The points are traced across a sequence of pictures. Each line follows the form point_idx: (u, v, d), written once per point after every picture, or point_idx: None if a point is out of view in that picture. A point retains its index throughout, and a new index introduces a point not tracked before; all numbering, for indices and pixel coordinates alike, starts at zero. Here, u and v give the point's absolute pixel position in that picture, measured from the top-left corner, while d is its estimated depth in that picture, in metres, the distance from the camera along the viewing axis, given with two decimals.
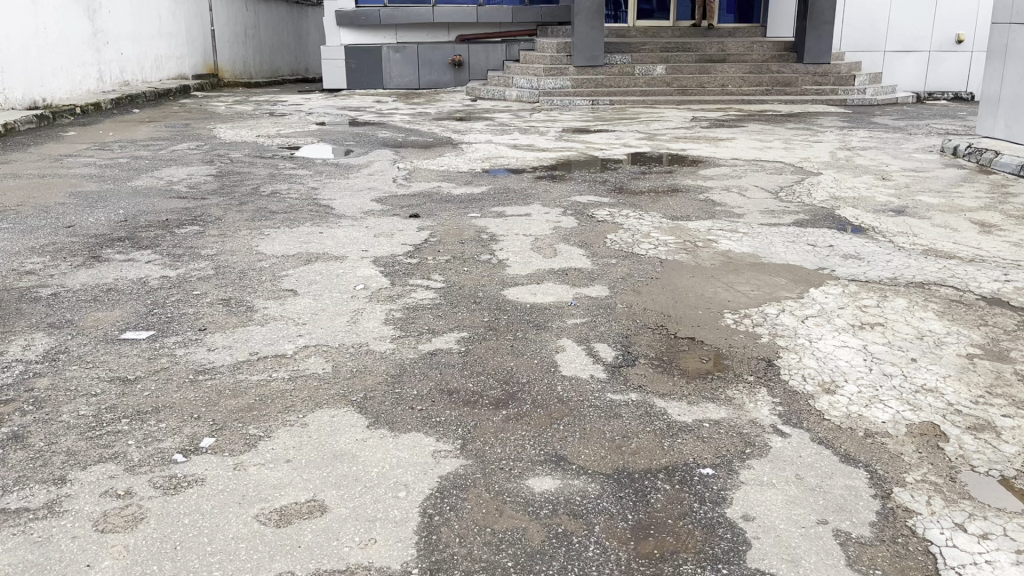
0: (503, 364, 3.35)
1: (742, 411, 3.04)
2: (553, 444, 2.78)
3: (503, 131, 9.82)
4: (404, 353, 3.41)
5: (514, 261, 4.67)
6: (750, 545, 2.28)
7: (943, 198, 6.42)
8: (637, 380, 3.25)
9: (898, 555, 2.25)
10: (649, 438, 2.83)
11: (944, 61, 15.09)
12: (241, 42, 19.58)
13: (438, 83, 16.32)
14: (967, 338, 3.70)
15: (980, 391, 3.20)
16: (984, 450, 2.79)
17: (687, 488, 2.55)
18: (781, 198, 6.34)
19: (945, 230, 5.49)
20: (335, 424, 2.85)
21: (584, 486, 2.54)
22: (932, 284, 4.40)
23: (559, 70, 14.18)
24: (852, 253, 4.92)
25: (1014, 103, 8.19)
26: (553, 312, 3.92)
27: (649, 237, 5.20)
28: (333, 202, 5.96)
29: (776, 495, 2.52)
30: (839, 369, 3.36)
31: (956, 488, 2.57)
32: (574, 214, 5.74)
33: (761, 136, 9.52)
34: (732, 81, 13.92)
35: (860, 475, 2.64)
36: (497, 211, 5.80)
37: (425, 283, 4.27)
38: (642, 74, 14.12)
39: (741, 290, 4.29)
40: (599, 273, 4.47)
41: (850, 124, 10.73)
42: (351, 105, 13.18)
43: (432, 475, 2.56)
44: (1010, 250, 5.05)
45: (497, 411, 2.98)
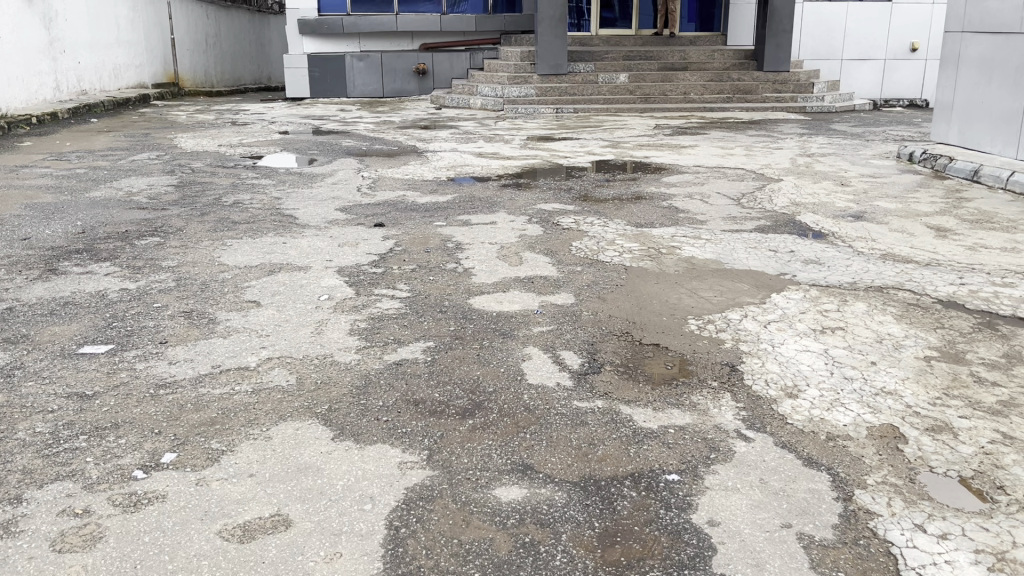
0: (469, 373, 3.35)
1: (707, 416, 3.07)
2: (520, 453, 2.78)
3: (468, 140, 9.82)
4: (369, 364, 3.39)
5: (480, 269, 4.67)
6: (716, 550, 2.30)
7: (900, 204, 6.54)
8: (604, 388, 3.27)
9: (860, 557, 2.29)
10: (615, 444, 2.84)
11: (899, 68, 15.41)
12: (201, 50, 19.37)
13: (402, 91, 16.30)
14: (925, 341, 3.77)
15: (938, 393, 3.26)
16: (942, 451, 2.84)
17: (654, 494, 2.56)
18: (743, 204, 6.43)
19: (902, 235, 5.59)
20: (299, 437, 2.82)
21: (551, 495, 2.54)
22: (890, 288, 4.48)
23: (523, 79, 14.23)
24: (813, 259, 5.00)
25: (968, 110, 8.38)
26: (519, 320, 3.92)
27: (613, 244, 5.24)
28: (296, 212, 5.92)
29: (741, 499, 2.55)
30: (801, 373, 3.41)
31: (915, 489, 2.61)
32: (540, 222, 5.76)
33: (723, 143, 9.64)
34: (694, 88, 14.08)
35: (823, 477, 2.68)
36: (463, 219, 5.80)
37: (390, 293, 4.25)
38: (605, 82, 14.22)
39: (704, 296, 4.33)
40: (565, 281, 4.49)
41: (810, 131, 10.90)
42: (315, 114, 13.10)
43: (398, 487, 2.55)
44: (966, 253, 5.16)
45: (463, 421, 2.97)
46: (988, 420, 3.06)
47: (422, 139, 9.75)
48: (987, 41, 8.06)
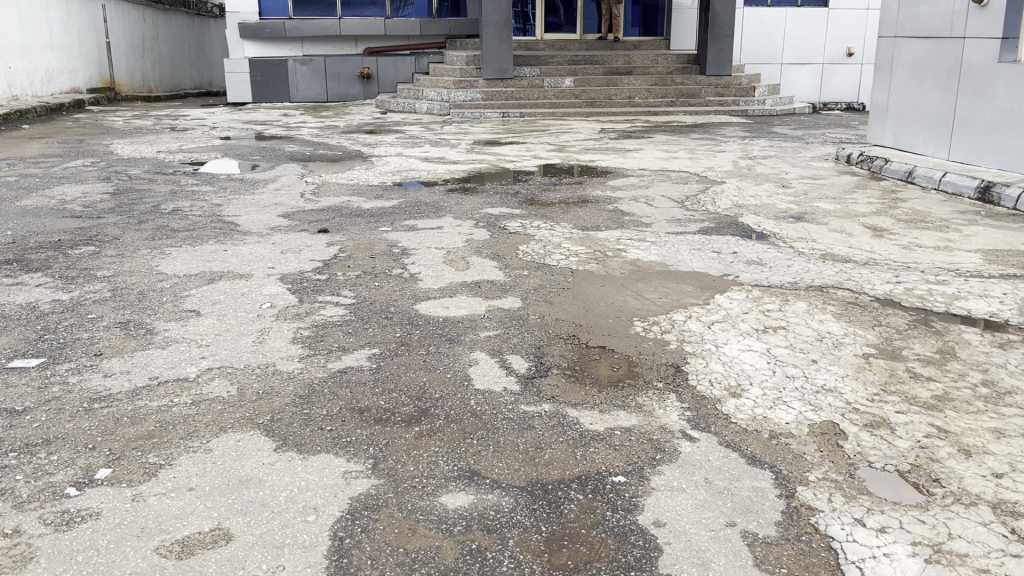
0: (415, 379, 3.32)
1: (652, 417, 3.09)
2: (466, 459, 2.76)
3: (413, 144, 9.77)
4: (313, 372, 3.34)
5: (426, 275, 4.63)
6: (662, 551, 2.31)
7: (839, 204, 6.69)
8: (550, 391, 3.27)
9: (803, 553, 2.32)
10: (562, 448, 2.84)
11: (837, 72, 15.79)
12: (138, 55, 18.93)
13: (347, 96, 16.15)
14: (863, 338, 3.86)
15: (876, 389, 3.34)
16: (880, 446, 2.90)
17: (601, 496, 2.57)
18: (687, 207, 6.50)
19: (841, 235, 5.72)
20: (241, 448, 2.76)
21: (498, 501, 2.53)
22: (830, 288, 4.58)
23: (469, 83, 14.21)
24: (755, 259, 5.08)
25: (902, 113, 8.61)
26: (466, 325, 3.90)
27: (560, 247, 5.26)
28: (238, 219, 5.81)
29: (687, 499, 2.57)
30: (744, 373, 3.46)
31: (854, 484, 2.66)
32: (486, 226, 5.75)
33: (667, 146, 9.75)
34: (639, 93, 14.24)
35: (766, 475, 2.71)
36: (409, 224, 5.75)
37: (334, 300, 4.20)
38: (551, 86, 14.29)
39: (649, 298, 4.37)
40: (512, 285, 4.48)
41: (751, 134, 11.08)
42: (257, 119, 12.91)
43: (343, 497, 2.51)
44: (901, 253, 5.30)
45: (410, 428, 2.94)
46: (923, 414, 3.14)
47: (367, 144, 9.67)
48: (919, 46, 8.31)
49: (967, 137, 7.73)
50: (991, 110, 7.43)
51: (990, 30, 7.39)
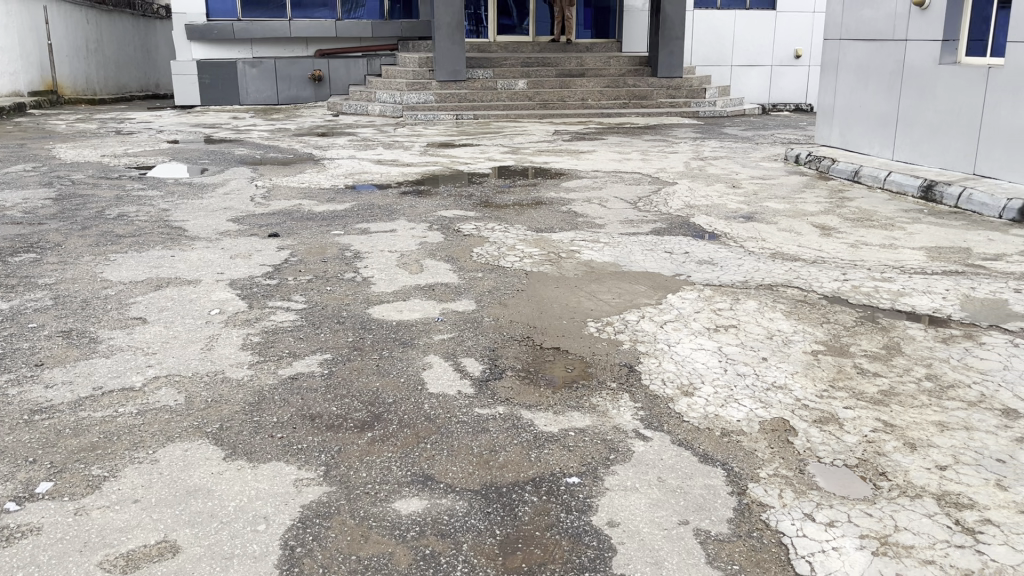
0: (368, 384, 3.29)
1: (606, 417, 3.10)
2: (420, 463, 2.74)
3: (366, 147, 9.70)
4: (263, 379, 3.29)
5: (379, 278, 4.60)
6: (616, 551, 2.32)
7: (788, 204, 6.81)
8: (505, 394, 3.26)
9: (754, 549, 2.35)
10: (516, 450, 2.84)
11: (785, 74, 16.07)
12: (82, 56, 18.48)
13: (298, 98, 15.97)
14: (812, 336, 3.92)
15: (824, 386, 3.40)
16: (829, 441, 2.95)
17: (555, 498, 2.57)
18: (640, 208, 6.55)
19: (790, 234, 5.81)
20: (188, 458, 2.71)
21: (452, 505, 2.51)
22: (779, 286, 4.65)
23: (422, 85, 14.16)
24: (706, 259, 5.14)
25: (848, 114, 8.78)
26: (419, 328, 3.88)
27: (514, 249, 5.26)
28: (186, 224, 5.71)
29: (640, 498, 2.58)
30: (696, 371, 3.49)
31: (804, 479, 2.70)
32: (440, 229, 5.73)
33: (620, 147, 9.81)
34: (592, 95, 14.32)
35: (717, 473, 2.74)
36: (362, 228, 5.71)
37: (285, 305, 4.14)
38: (504, 88, 14.30)
39: (603, 298, 4.39)
40: (466, 287, 4.47)
41: (703, 136, 11.21)
42: (206, 122, 12.70)
43: (294, 505, 2.48)
44: (848, 251, 5.41)
45: (362, 434, 2.91)
46: (870, 409, 3.20)
47: (319, 147, 9.57)
48: (863, 49, 8.49)
49: (910, 137, 7.91)
50: (933, 111, 7.61)
51: (931, 32, 7.57)
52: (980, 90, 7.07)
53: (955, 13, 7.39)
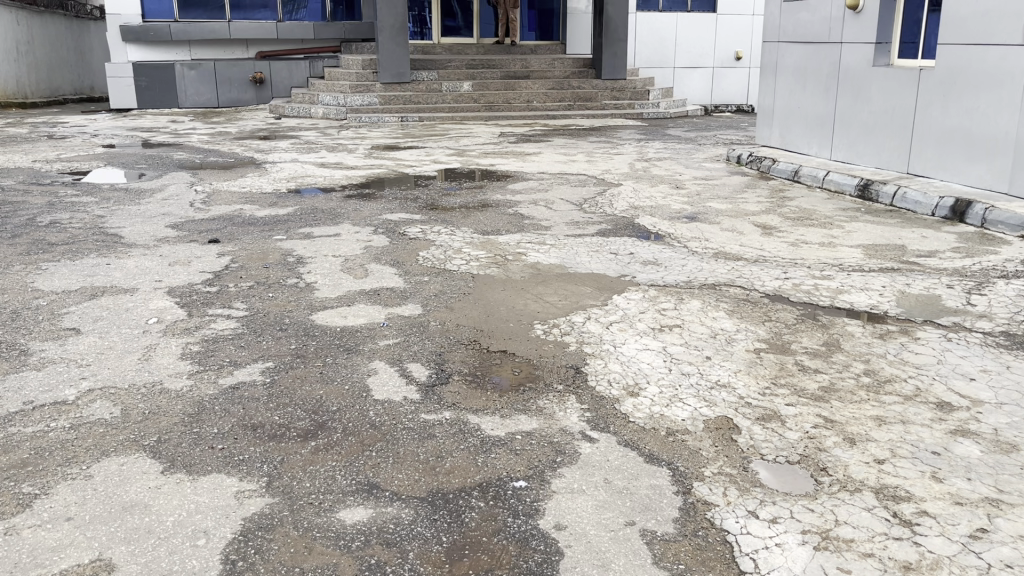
0: (312, 393, 3.23)
1: (553, 420, 3.10)
2: (365, 472, 2.71)
3: (309, 150, 9.57)
4: (203, 390, 3.21)
5: (323, 284, 4.54)
6: (563, 554, 2.32)
7: (730, 204, 6.91)
8: (451, 399, 3.24)
9: (700, 548, 2.37)
10: (462, 456, 2.82)
11: (726, 76, 16.33)
12: (11, 59, 17.92)
13: (239, 101, 15.70)
14: (754, 334, 3.98)
15: (767, 383, 3.45)
16: (771, 438, 3.00)
17: (501, 503, 2.56)
18: (586, 209, 6.59)
19: (733, 234, 5.90)
20: (124, 473, 2.63)
21: (398, 513, 2.48)
22: (722, 285, 4.71)
23: (365, 87, 14.04)
24: (651, 259, 5.19)
25: (787, 114, 8.96)
26: (364, 334, 3.83)
27: (460, 252, 5.24)
28: (121, 231, 5.56)
29: (587, 501, 2.59)
30: (641, 372, 3.52)
31: (748, 477, 2.74)
32: (385, 232, 5.67)
33: (565, 150, 9.85)
34: (537, 97, 14.36)
35: (663, 473, 2.76)
36: (305, 232, 5.63)
37: (225, 312, 4.06)
38: (449, 90, 14.25)
39: (549, 301, 4.39)
40: (412, 292, 4.43)
41: (647, 136, 11.33)
42: (143, 125, 12.41)
43: (235, 518, 2.42)
44: (789, 249, 5.51)
45: (306, 443, 2.86)
46: (811, 405, 3.26)
47: (261, 150, 9.42)
48: (801, 51, 8.66)
49: (847, 137, 8.10)
50: (868, 111, 7.80)
51: (865, 34, 7.75)
52: (913, 91, 7.26)
53: (888, 16, 7.57)
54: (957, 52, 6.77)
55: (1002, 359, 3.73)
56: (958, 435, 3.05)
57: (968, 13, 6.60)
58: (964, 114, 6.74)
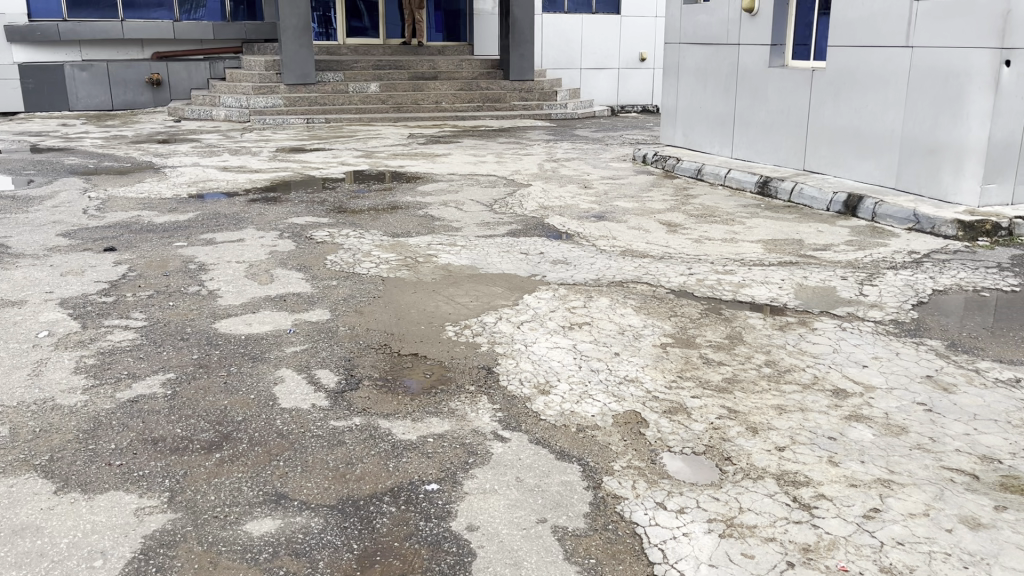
0: (215, 403, 3.14)
1: (464, 421, 3.10)
2: (273, 481, 2.65)
3: (210, 153, 9.31)
4: (98, 404, 3.09)
5: (226, 290, 4.42)
6: (475, 555, 2.32)
7: (636, 202, 7.05)
8: (361, 404, 3.20)
9: (610, 541, 2.41)
10: (373, 461, 2.79)
11: (631, 78, 16.64)
12: None
13: (134, 104, 15.19)
14: (661, 329, 4.08)
15: (673, 376, 3.54)
16: (677, 430, 3.07)
17: (413, 507, 2.54)
18: (496, 210, 6.61)
19: (639, 232, 6.02)
20: (13, 495, 2.51)
21: (307, 522, 2.44)
22: (630, 282, 4.81)
23: (269, 89, 13.74)
24: (560, 259, 5.24)
25: (690, 114, 9.19)
26: (270, 341, 3.75)
27: (370, 255, 5.18)
28: (8, 240, 5.29)
29: (499, 500, 2.59)
30: (552, 370, 3.55)
31: (655, 469, 2.80)
32: (291, 236, 5.57)
33: (474, 151, 9.86)
34: (445, 98, 14.34)
35: (573, 469, 2.79)
36: (207, 238, 5.47)
37: (123, 323, 3.91)
38: (356, 92, 14.07)
39: (460, 302, 4.39)
40: (319, 296, 4.36)
41: (556, 137, 11.44)
42: (30, 129, 11.85)
43: (134, 536, 2.34)
44: (693, 246, 5.66)
45: (210, 455, 2.78)
46: (715, 397, 3.35)
47: (159, 155, 9.10)
48: (701, 52, 8.89)
49: (747, 136, 8.37)
50: (765, 111, 8.08)
51: (760, 36, 8.02)
52: (806, 92, 7.56)
53: (781, 19, 7.86)
54: (847, 53, 7.07)
55: (892, 347, 3.91)
56: (852, 420, 3.19)
57: (856, 17, 6.91)
58: (854, 113, 7.05)
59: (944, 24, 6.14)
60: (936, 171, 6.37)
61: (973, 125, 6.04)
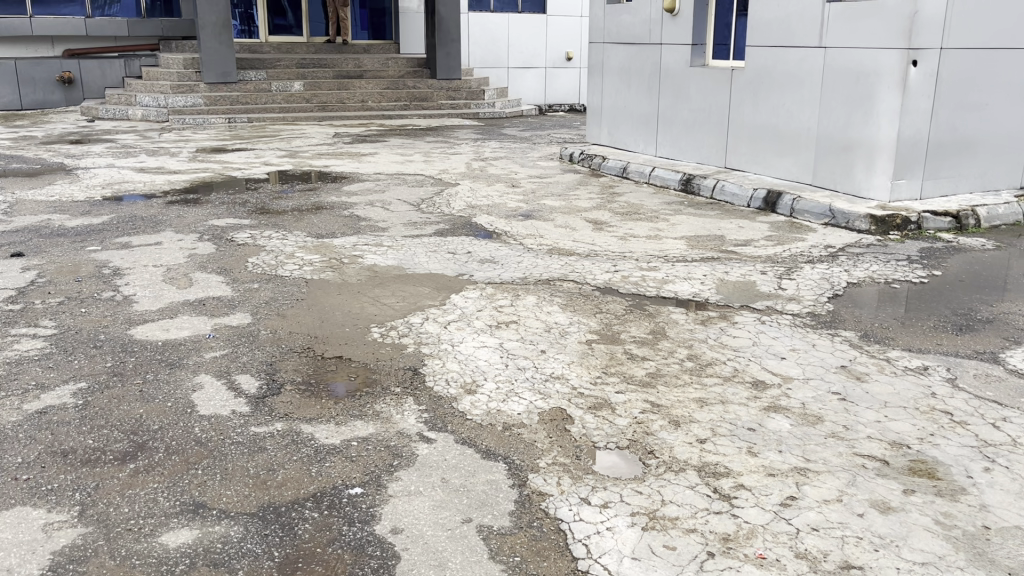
0: (130, 412, 3.05)
1: (389, 424, 3.07)
2: (191, 491, 2.58)
3: (126, 154, 9.02)
4: (4, 418, 2.96)
5: (142, 296, 4.29)
6: (399, 558, 2.31)
7: (563, 201, 7.10)
8: (283, 409, 3.14)
9: (535, 538, 2.42)
10: (295, 467, 2.74)
11: (558, 77, 16.74)
12: None
13: (45, 102, 14.54)
14: (586, 326, 4.12)
15: (598, 372, 3.58)
16: (602, 426, 3.11)
17: (337, 511, 2.51)
18: (423, 210, 6.57)
19: (565, 230, 6.07)
20: None
21: (226, 531, 2.39)
22: (556, 280, 4.84)
23: (188, 88, 13.39)
24: (487, 258, 5.25)
25: (615, 113, 9.31)
26: (188, 347, 3.65)
27: (293, 257, 5.09)
28: None
29: (424, 502, 2.58)
30: (479, 369, 3.55)
31: (580, 465, 2.82)
32: (211, 239, 5.43)
33: (402, 150, 9.79)
34: (372, 96, 14.22)
35: (499, 468, 2.80)
36: (122, 242, 5.30)
37: (31, 332, 3.75)
38: (279, 91, 13.81)
39: (386, 303, 4.35)
40: (240, 300, 4.27)
41: (483, 136, 11.44)
42: None
43: (42, 553, 2.26)
44: (618, 243, 5.73)
45: (124, 466, 2.70)
46: (639, 392, 3.40)
47: (72, 156, 8.77)
48: (625, 51, 9.00)
49: (670, 135, 8.52)
50: (687, 110, 8.24)
51: (681, 36, 8.16)
52: (726, 91, 7.73)
53: (701, 19, 8.01)
54: (764, 53, 7.26)
55: (809, 338, 4.03)
56: (770, 411, 3.27)
57: (772, 18, 7.09)
58: (773, 111, 7.24)
59: (856, 25, 6.35)
60: (850, 167, 6.58)
61: (883, 122, 6.25)
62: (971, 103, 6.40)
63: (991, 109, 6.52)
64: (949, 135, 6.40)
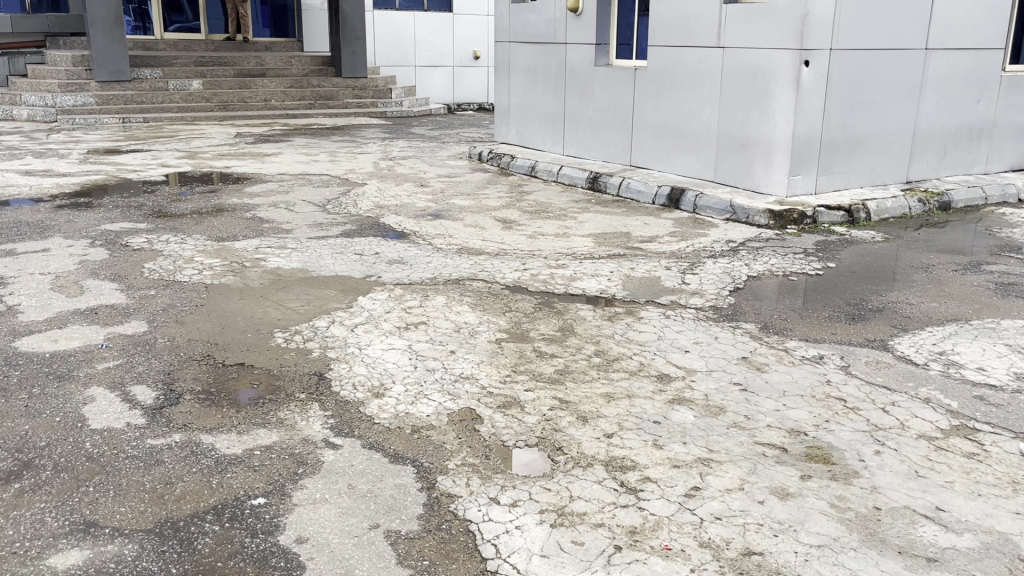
0: (14, 430, 2.89)
1: (294, 430, 3.00)
2: (81, 509, 2.46)
3: (11, 156, 8.55)
4: None
5: (29, 305, 4.07)
6: (304, 568, 2.25)
7: (472, 199, 7.10)
8: (181, 420, 3.03)
9: (443, 541, 2.40)
10: (195, 479, 2.64)
11: (466, 75, 16.72)
12: None
13: None
14: (495, 325, 4.12)
15: (507, 371, 3.58)
16: (511, 424, 3.11)
17: (238, 523, 2.43)
18: (329, 210, 6.45)
19: (474, 229, 6.06)
20: None
21: (119, 550, 2.28)
22: (465, 280, 4.82)
23: (78, 86, 12.78)
24: (395, 259, 5.19)
25: (523, 112, 9.35)
26: (79, 358, 3.48)
27: (191, 262, 4.92)
28: None
29: (330, 509, 2.53)
30: (387, 372, 3.51)
31: (490, 465, 2.82)
32: (104, 244, 5.20)
33: (307, 150, 9.60)
34: (275, 95, 13.92)
35: (407, 471, 2.77)
36: (5, 249, 5.01)
37: None
38: (177, 90, 13.35)
39: (291, 307, 4.25)
40: (136, 308, 4.10)
41: (391, 135, 11.32)
42: None
43: None
44: (526, 241, 5.76)
45: (7, 486, 2.55)
46: (548, 389, 3.43)
47: None
48: (531, 50, 9.05)
49: (577, 134, 8.61)
50: (592, 109, 8.34)
51: (586, 36, 8.26)
52: (630, 90, 7.86)
53: (605, 19, 8.13)
54: (665, 53, 7.41)
55: (711, 331, 4.14)
56: (675, 403, 3.34)
57: (672, 18, 7.24)
58: (674, 110, 7.41)
59: (751, 26, 6.55)
60: (749, 164, 6.80)
61: (779, 121, 6.48)
62: (860, 101, 6.68)
63: (878, 107, 6.82)
64: (840, 133, 6.67)
